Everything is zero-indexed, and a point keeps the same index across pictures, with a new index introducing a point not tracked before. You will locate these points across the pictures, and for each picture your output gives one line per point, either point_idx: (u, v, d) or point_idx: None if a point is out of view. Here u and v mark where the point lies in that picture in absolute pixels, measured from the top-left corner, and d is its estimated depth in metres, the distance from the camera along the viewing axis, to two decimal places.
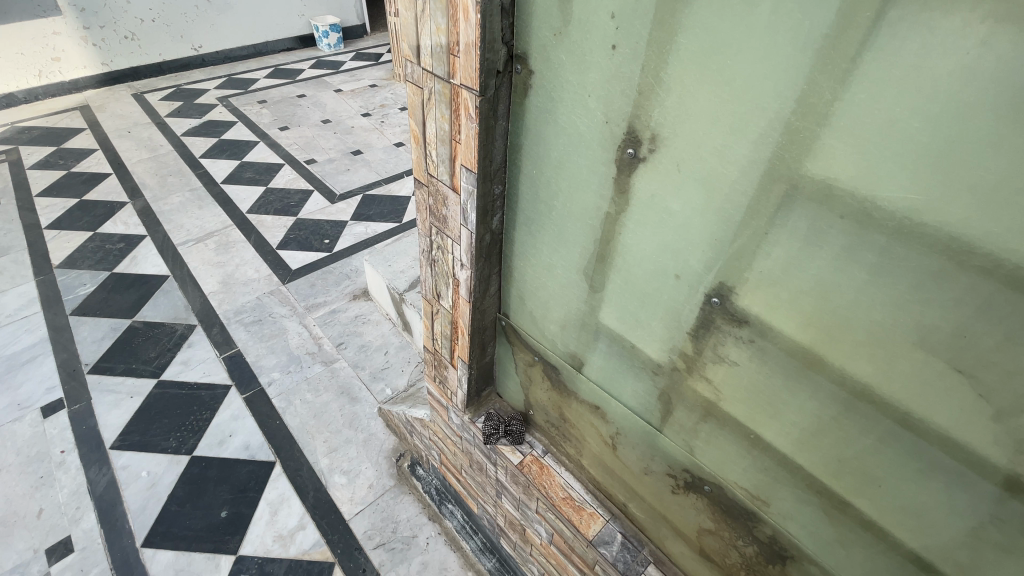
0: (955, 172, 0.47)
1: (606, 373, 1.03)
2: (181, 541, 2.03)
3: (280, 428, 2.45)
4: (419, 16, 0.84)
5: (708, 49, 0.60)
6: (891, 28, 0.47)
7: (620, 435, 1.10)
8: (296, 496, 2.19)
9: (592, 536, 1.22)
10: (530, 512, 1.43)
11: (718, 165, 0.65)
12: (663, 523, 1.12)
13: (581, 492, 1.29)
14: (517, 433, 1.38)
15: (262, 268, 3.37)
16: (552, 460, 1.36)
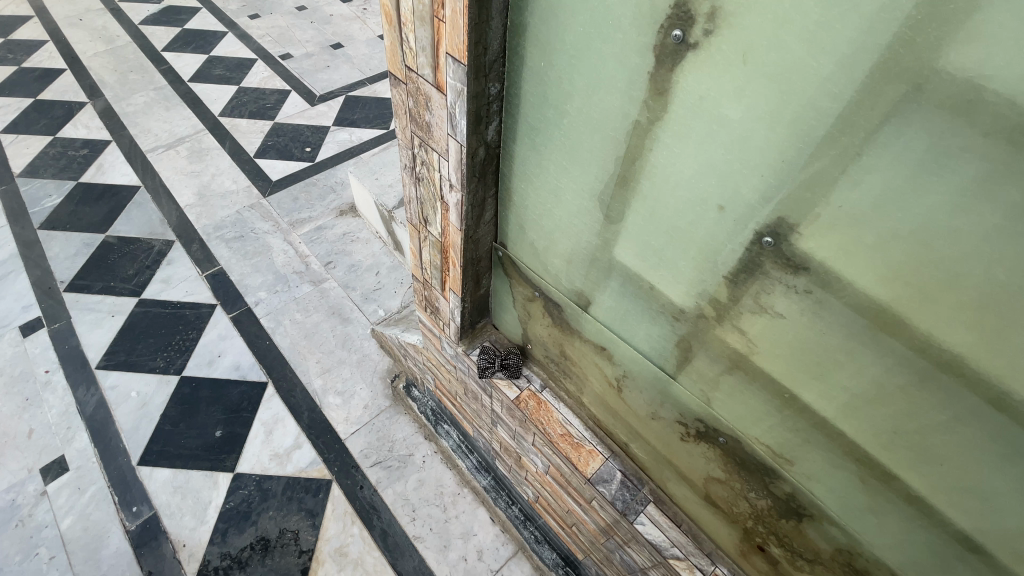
0: None
1: (616, 314, 0.90)
2: (177, 460, 2.04)
3: (270, 348, 2.39)
4: None
5: None
6: None
7: (627, 379, 0.99)
8: (291, 417, 2.17)
9: (591, 474, 1.16)
10: (526, 443, 1.38)
11: (803, 55, 0.47)
12: (667, 466, 1.06)
13: (580, 428, 1.22)
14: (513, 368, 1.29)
15: (240, 179, 3.13)
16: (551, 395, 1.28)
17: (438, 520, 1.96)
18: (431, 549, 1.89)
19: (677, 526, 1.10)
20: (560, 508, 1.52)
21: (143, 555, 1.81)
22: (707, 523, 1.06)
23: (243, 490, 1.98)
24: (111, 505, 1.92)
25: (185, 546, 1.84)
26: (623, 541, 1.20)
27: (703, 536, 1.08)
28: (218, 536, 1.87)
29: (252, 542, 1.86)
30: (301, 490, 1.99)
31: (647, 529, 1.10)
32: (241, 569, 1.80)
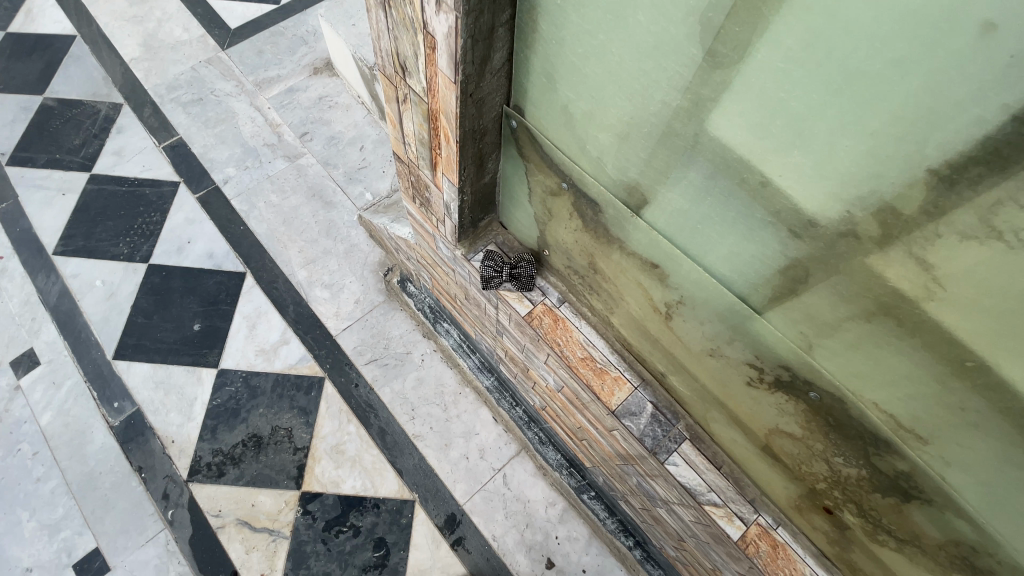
0: None
1: (692, 219, 0.64)
2: (156, 354, 1.89)
3: (245, 234, 2.11)
4: None
5: None
6: None
7: (682, 307, 0.74)
8: (275, 311, 1.97)
9: (615, 405, 0.95)
10: (536, 360, 1.17)
11: None
12: (714, 410, 0.85)
13: (604, 352, 0.99)
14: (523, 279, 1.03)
15: (191, 27, 2.57)
16: (569, 311, 1.03)
17: (438, 419, 1.85)
18: (432, 447, 1.81)
19: (716, 467, 0.92)
20: (570, 422, 1.35)
21: (131, 451, 1.75)
22: (755, 470, 0.88)
23: (230, 387, 1.85)
24: (91, 400, 1.81)
25: (174, 442, 1.77)
26: (646, 474, 1.03)
27: (745, 480, 0.92)
28: (208, 433, 1.78)
29: (244, 439, 1.78)
30: (292, 388, 1.86)
31: (681, 470, 0.92)
32: (234, 465, 1.75)
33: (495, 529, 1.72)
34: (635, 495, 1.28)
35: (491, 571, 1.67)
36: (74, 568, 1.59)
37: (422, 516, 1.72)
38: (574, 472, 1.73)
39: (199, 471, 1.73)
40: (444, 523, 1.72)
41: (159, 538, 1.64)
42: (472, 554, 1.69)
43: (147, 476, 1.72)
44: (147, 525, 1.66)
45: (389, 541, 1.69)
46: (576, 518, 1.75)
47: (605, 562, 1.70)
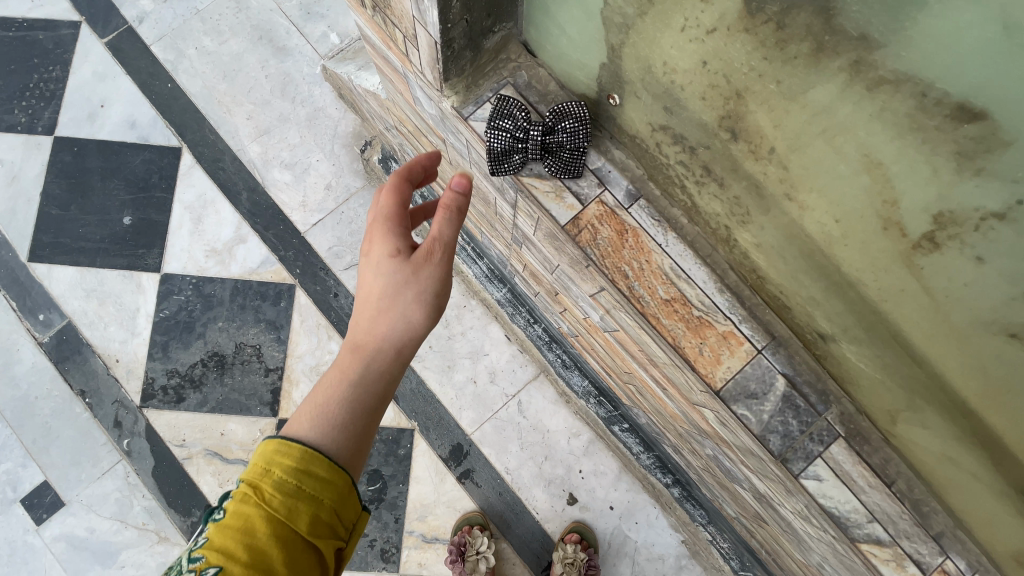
0: None
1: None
2: (82, 256, 1.50)
3: (175, 95, 1.58)
4: None
5: None
6: None
7: (969, 269, 0.51)
8: (224, 199, 1.52)
9: (720, 380, 0.68)
10: (577, 292, 0.85)
11: None
12: (931, 410, 0.61)
13: (698, 291, 0.71)
14: (558, 152, 0.72)
15: None
16: (645, 226, 0.73)
17: (439, 336, 1.50)
18: (432, 369, 1.48)
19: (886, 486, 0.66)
20: (615, 364, 1.01)
21: (69, 371, 1.45)
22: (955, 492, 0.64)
23: (179, 296, 1.49)
24: (11, 312, 1.47)
25: (119, 362, 1.46)
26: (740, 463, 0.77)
27: (932, 507, 0.65)
28: (159, 350, 1.47)
29: (204, 358, 1.46)
30: (255, 297, 1.49)
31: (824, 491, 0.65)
32: (195, 389, 1.45)
33: (508, 461, 1.45)
34: (697, 455, 0.99)
35: (505, 507, 1.44)
36: (23, 504, 1.40)
37: (423, 447, 1.45)
38: (603, 401, 1.40)
39: (155, 396, 1.45)
40: (449, 455, 1.45)
41: (117, 471, 1.42)
42: (482, 488, 1.44)
43: (92, 401, 1.44)
44: (101, 457, 1.42)
45: (386, 475, 1.44)
46: (604, 450, 1.47)
47: (636, 498, 1.46)
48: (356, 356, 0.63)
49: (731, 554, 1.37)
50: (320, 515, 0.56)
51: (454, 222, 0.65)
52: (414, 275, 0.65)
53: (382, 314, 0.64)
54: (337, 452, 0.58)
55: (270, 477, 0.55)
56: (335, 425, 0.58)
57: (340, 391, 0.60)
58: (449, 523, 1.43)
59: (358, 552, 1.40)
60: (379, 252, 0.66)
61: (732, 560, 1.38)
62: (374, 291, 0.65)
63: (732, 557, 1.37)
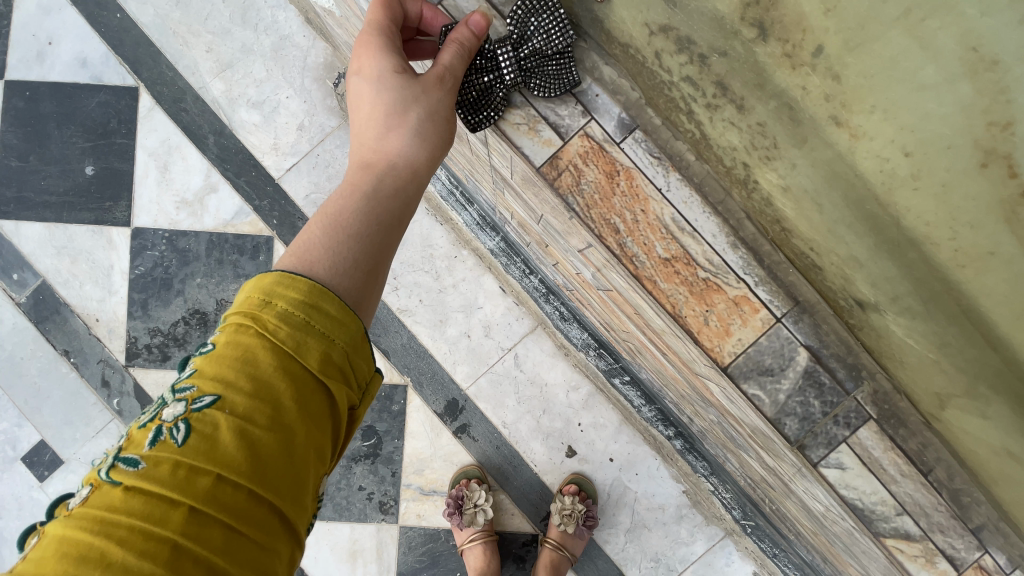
0: None
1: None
2: (48, 211, 1.41)
3: (125, 26, 1.41)
4: None
5: None
6: None
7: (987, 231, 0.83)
8: (190, 143, 1.40)
9: (727, 361, 0.81)
10: (571, 254, 0.86)
11: None
12: (968, 393, 0.86)
13: (699, 247, 0.81)
14: (542, 64, 0.77)
15: None
16: (633, 171, 0.81)
17: (430, 290, 1.41)
18: (424, 324, 1.41)
19: (921, 476, 0.85)
20: (619, 332, 0.98)
21: (50, 332, 1.40)
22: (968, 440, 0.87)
23: (153, 251, 1.40)
24: None
25: (99, 321, 1.40)
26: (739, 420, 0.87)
27: (970, 498, 0.85)
28: (139, 308, 1.40)
29: (186, 316, 1.40)
30: (232, 251, 1.40)
31: (849, 482, 0.85)
32: (180, 347, 1.40)
33: (505, 416, 1.41)
34: (702, 418, 0.98)
35: (503, 460, 1.41)
36: (25, 461, 1.40)
37: (418, 403, 1.41)
38: (603, 353, 1.33)
39: (140, 355, 1.40)
40: (445, 410, 1.41)
41: (111, 429, 1.40)
42: (480, 442, 1.41)
43: (77, 361, 1.40)
44: (94, 417, 1.40)
45: (381, 430, 1.41)
46: (603, 403, 1.41)
47: (637, 450, 1.42)
48: (367, 170, 0.66)
49: (732, 503, 1.34)
50: (331, 355, 0.53)
51: (467, 58, 0.72)
52: (421, 96, 0.69)
53: (393, 129, 0.68)
54: (353, 261, 0.58)
55: (272, 308, 0.51)
56: (348, 235, 0.59)
57: (353, 203, 0.62)
58: (447, 476, 1.41)
59: (356, 505, 1.39)
60: (382, 67, 0.69)
61: (733, 510, 1.35)
62: (381, 106, 0.69)
63: (733, 506, 1.34)
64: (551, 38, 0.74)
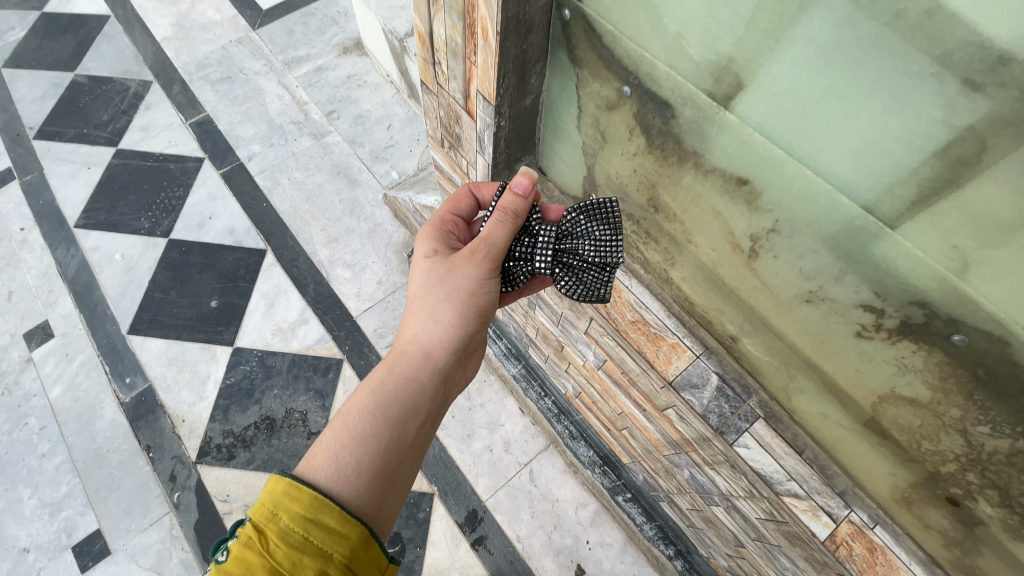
0: None
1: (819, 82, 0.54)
2: (171, 330, 1.82)
3: (267, 212, 2.03)
4: None
5: None
6: None
7: (774, 238, 0.60)
8: (294, 289, 1.88)
9: (672, 375, 0.84)
10: (575, 332, 1.06)
11: None
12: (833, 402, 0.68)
13: (658, 314, 0.85)
14: (581, 270, 0.80)
15: (224, 8, 2.51)
16: (619, 266, 0.89)
17: (461, 408, 1.71)
18: (454, 437, 1.67)
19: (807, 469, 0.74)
20: (609, 410, 1.21)
21: (140, 429, 1.67)
22: (851, 456, 0.71)
23: (245, 366, 1.76)
24: (103, 376, 1.74)
25: (185, 421, 1.69)
26: (706, 466, 0.90)
27: None
28: (220, 413, 1.69)
29: (257, 421, 1.68)
30: (308, 369, 1.75)
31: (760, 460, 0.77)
32: (245, 448, 1.64)
33: (519, 529, 1.56)
34: (682, 492, 1.13)
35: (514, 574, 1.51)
36: (74, 550, 1.51)
37: (441, 511, 1.58)
38: (608, 470, 1.53)
39: (209, 453, 1.64)
40: (465, 520, 1.57)
41: (163, 522, 1.55)
42: (494, 555, 1.53)
43: (155, 455, 1.64)
44: (152, 508, 1.57)
45: (405, 537, 1.54)
46: (609, 521, 1.58)
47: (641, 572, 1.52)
48: (389, 365, 0.76)
49: None
50: (329, 569, 0.60)
51: (508, 226, 0.78)
52: (453, 280, 0.79)
53: (419, 320, 0.79)
54: (356, 465, 0.67)
55: (276, 523, 0.60)
56: (355, 441, 0.68)
57: (365, 402, 0.71)
58: None
59: None
60: (422, 268, 0.83)
61: None
62: (416, 297, 0.81)
63: None
64: (598, 251, 0.77)
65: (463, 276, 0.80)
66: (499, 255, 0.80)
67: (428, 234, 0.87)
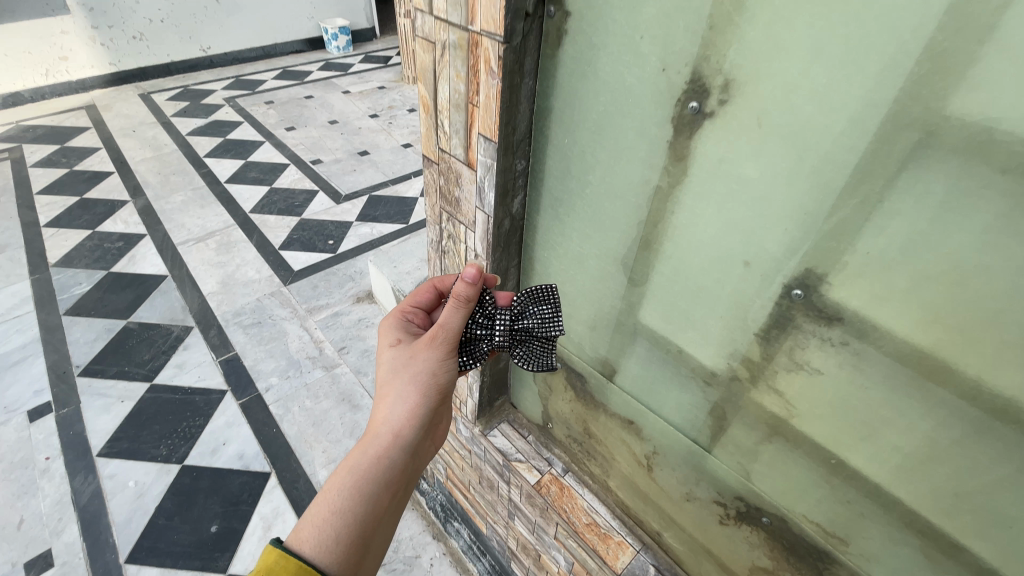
0: (979, 308, 0.47)
1: (642, 383, 0.91)
2: (168, 558, 1.75)
3: (276, 437, 2.13)
4: (439, 61, 0.79)
5: (762, 64, 0.51)
6: (923, 167, 0.45)
7: (657, 457, 0.95)
8: (292, 510, 1.90)
9: (620, 569, 1.07)
10: (547, 538, 1.28)
11: (749, 218, 0.59)
12: None
13: (606, 516, 1.14)
14: (528, 339, 0.81)
15: (263, 268, 2.85)
16: (573, 480, 1.21)
17: None
18: None
19: None
20: None
21: None
22: None
23: None
24: None
25: None
26: None
27: None
28: None
29: None
30: None
31: None
32: None
33: None
34: None
35: None
36: None
37: None
38: None
39: None
40: None
41: None
42: None
43: None
44: None
45: None
46: None
47: None
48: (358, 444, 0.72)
49: None
50: None
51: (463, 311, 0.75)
52: (414, 361, 0.75)
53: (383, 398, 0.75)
54: (334, 536, 0.64)
55: None
56: (332, 513, 0.65)
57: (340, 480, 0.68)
58: None
59: None
60: (387, 345, 0.79)
61: None
62: (381, 376, 0.77)
63: None
64: (542, 327, 0.80)
65: (423, 358, 0.75)
66: (458, 336, 0.77)
67: (392, 316, 0.85)
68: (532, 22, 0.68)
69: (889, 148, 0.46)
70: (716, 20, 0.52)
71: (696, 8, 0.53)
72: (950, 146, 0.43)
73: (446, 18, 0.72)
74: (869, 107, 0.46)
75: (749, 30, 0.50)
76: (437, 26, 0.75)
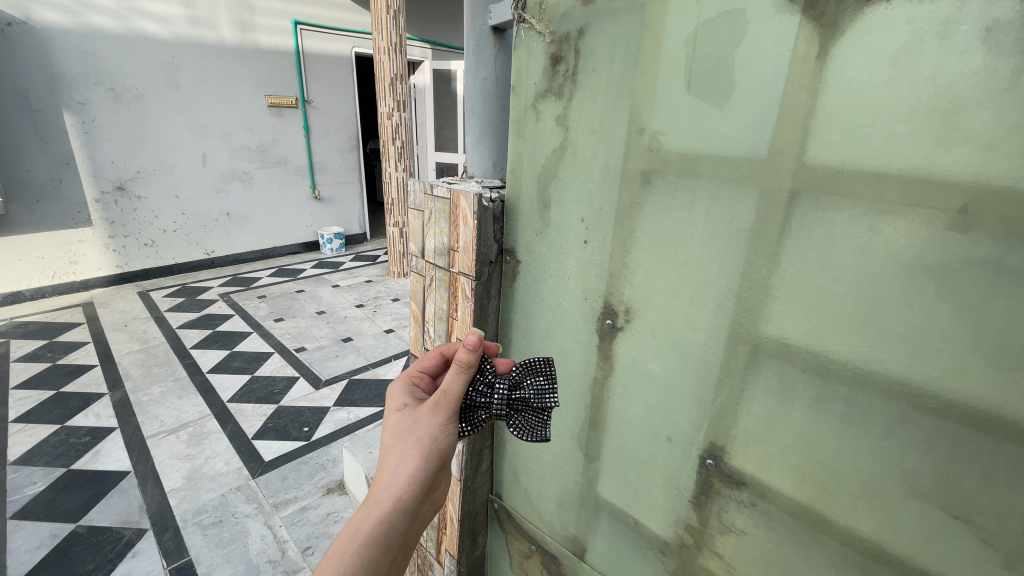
0: (825, 467, 0.63)
1: (610, 559, 0.97)
2: None
3: None
4: (428, 287, 1.05)
5: (649, 297, 0.75)
6: (759, 366, 0.66)
7: None
8: None
9: None
10: None
11: (662, 401, 0.78)
12: None
13: None
14: (523, 410, 0.79)
15: (233, 460, 2.63)
16: None
17: None
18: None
19: None
20: None
21: None
22: None
23: None
24: None
25: None
26: None
27: None
28: None
29: None
30: None
31: None
32: None
33: None
34: None
35: None
36: None
37: None
38: None
39: None
40: None
41: None
42: None
43: None
44: None
45: None
46: None
47: None
48: (359, 510, 0.66)
49: None
50: None
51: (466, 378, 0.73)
52: (417, 428, 0.72)
53: (387, 464, 0.70)
54: None
55: None
56: None
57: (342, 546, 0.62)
58: None
59: None
60: (393, 411, 0.75)
61: None
62: (384, 443, 0.72)
63: None
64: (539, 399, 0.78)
65: (427, 425, 0.72)
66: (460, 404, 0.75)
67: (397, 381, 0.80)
68: (494, 265, 0.96)
69: (734, 355, 0.68)
70: (615, 269, 0.79)
71: (602, 262, 0.81)
72: (767, 352, 0.65)
73: (433, 261, 1.00)
74: (716, 326, 0.69)
75: (634, 278, 0.77)
76: (426, 266, 1.03)
